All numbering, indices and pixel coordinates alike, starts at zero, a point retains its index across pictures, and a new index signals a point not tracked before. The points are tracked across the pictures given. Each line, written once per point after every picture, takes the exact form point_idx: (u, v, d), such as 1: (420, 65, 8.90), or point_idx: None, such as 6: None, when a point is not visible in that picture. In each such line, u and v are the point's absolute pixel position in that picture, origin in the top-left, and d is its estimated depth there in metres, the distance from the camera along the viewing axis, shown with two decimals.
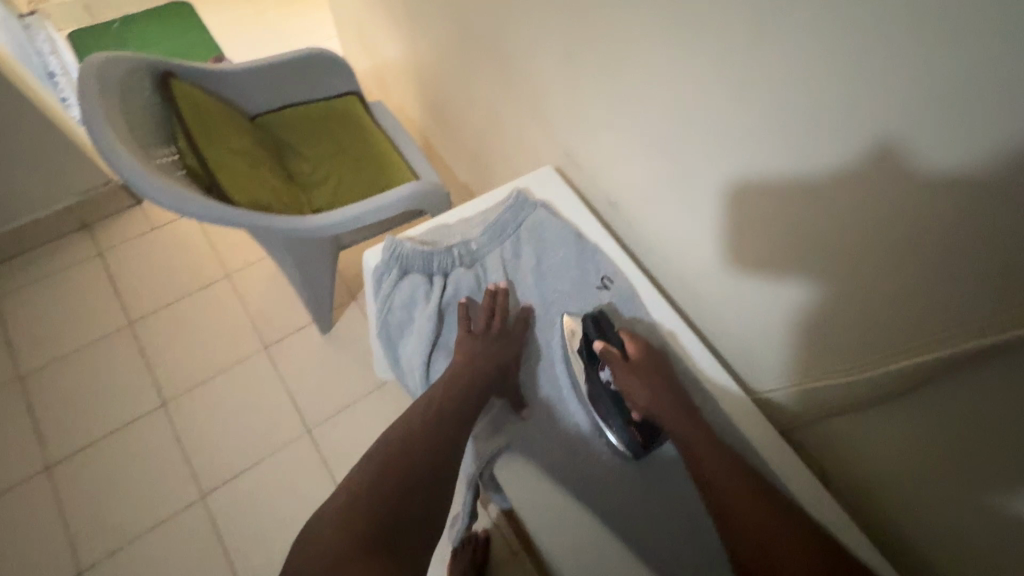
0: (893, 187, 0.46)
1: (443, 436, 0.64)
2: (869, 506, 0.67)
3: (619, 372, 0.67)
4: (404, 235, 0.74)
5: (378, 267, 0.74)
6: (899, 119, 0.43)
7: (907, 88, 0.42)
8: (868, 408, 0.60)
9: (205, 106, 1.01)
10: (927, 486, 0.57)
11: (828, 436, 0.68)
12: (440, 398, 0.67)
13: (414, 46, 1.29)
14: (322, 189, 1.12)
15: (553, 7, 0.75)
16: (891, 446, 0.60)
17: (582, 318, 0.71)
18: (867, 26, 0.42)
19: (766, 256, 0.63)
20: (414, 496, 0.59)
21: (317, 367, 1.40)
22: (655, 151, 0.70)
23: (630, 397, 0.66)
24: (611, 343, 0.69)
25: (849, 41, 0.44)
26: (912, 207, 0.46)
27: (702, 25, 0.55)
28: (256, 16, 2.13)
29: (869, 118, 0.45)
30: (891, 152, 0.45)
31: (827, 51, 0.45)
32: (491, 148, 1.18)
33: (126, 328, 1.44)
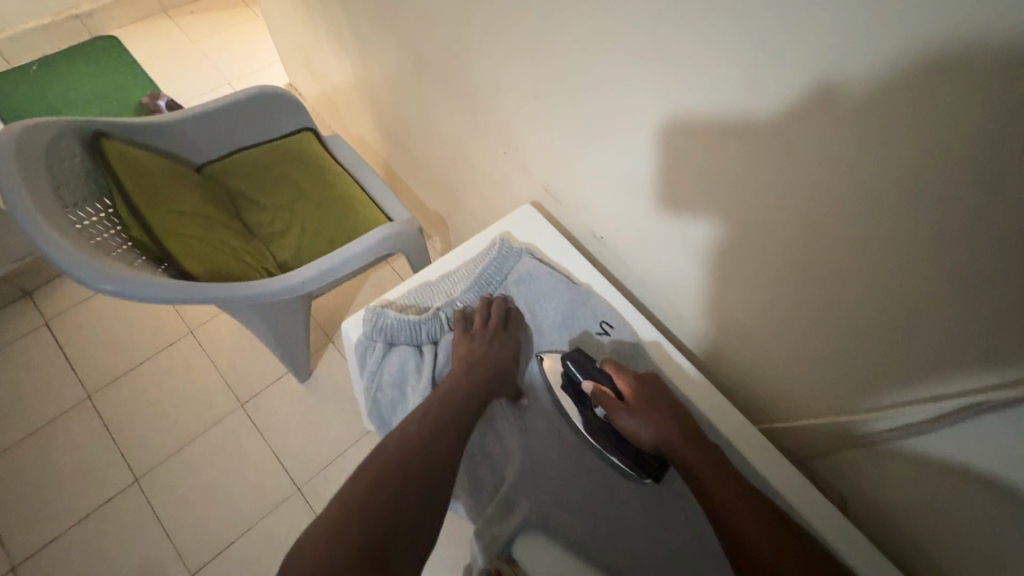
0: (899, 227, 0.45)
1: (444, 438, 0.60)
2: (880, 525, 0.67)
3: (617, 415, 0.64)
4: (384, 304, 0.70)
5: (362, 340, 0.71)
6: (905, 164, 0.42)
7: (912, 131, 0.40)
8: (890, 442, 0.59)
9: (147, 167, 0.93)
10: (953, 508, 0.57)
11: (842, 463, 0.67)
12: (438, 406, 0.63)
13: (365, 73, 1.23)
14: (285, 239, 1.05)
15: (514, 37, 0.71)
16: (910, 475, 0.59)
17: (564, 360, 0.67)
18: (868, 69, 0.40)
19: (765, 289, 0.62)
20: (416, 491, 0.54)
21: (299, 419, 1.33)
22: (640, 181, 0.68)
23: (634, 437, 0.64)
24: (601, 382, 0.65)
25: (849, 83, 0.42)
26: (922, 248, 0.44)
27: (686, 64, 0.52)
28: (190, 46, 2.01)
29: (873, 161, 0.44)
30: (893, 196, 0.44)
31: (824, 93, 0.44)
32: (458, 176, 1.13)
33: (85, 401, 1.33)
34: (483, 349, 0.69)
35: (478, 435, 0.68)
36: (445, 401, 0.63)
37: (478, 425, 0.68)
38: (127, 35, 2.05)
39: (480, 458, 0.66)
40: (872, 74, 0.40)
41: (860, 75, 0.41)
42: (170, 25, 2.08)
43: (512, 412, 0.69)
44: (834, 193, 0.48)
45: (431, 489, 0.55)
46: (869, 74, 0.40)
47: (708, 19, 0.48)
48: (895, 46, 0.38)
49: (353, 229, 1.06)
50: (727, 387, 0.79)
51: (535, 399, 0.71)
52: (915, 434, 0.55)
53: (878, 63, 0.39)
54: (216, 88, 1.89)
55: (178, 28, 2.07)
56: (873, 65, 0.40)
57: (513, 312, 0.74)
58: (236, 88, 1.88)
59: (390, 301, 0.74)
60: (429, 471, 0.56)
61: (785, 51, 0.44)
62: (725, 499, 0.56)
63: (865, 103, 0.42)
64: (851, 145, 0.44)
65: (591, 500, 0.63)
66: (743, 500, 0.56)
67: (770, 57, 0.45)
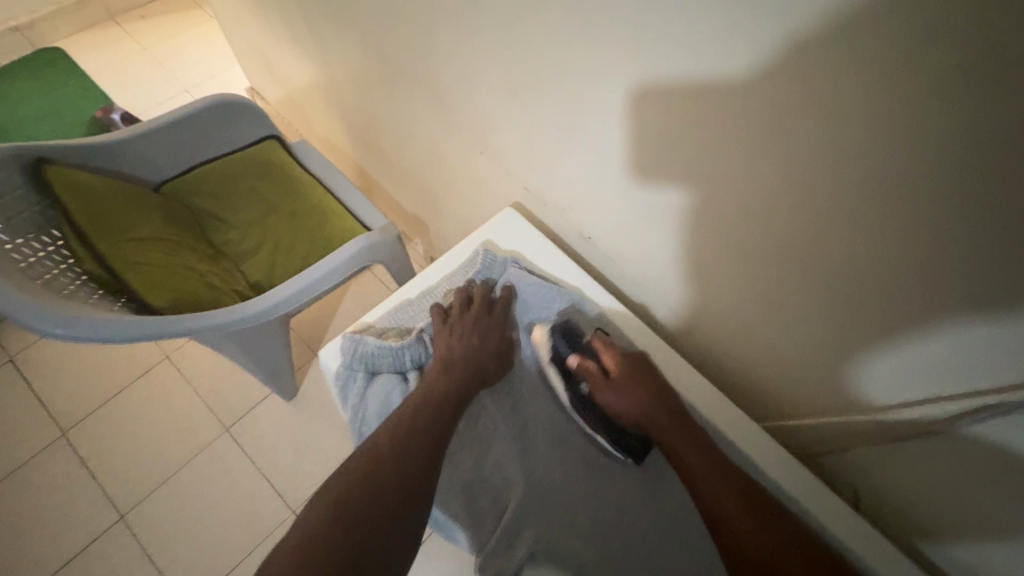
0: (912, 223, 0.42)
1: (417, 447, 0.56)
2: (893, 519, 0.65)
3: (600, 391, 0.62)
4: (363, 331, 0.66)
5: (340, 371, 0.67)
6: (919, 157, 0.38)
7: (926, 121, 0.36)
8: (901, 443, 0.57)
9: (97, 192, 0.86)
10: (965, 504, 0.55)
11: (850, 463, 0.65)
12: (412, 410, 0.59)
13: (328, 74, 1.16)
14: (256, 259, 0.99)
15: (481, 30, 0.66)
16: (920, 472, 0.58)
17: (551, 333, 0.66)
18: (874, 55, 0.36)
19: (765, 286, 0.59)
20: (390, 503, 0.51)
21: (289, 440, 1.28)
22: (626, 178, 0.64)
23: (615, 413, 0.62)
24: (586, 357, 0.64)
25: (853, 71, 0.38)
26: (938, 243, 0.41)
27: (672, 54, 0.48)
28: (143, 53, 1.91)
29: (881, 153, 0.40)
30: (901, 188, 0.40)
31: (826, 83, 0.40)
32: (433, 178, 1.08)
33: (59, 439, 1.26)
34: (462, 342, 0.65)
35: (473, 461, 0.63)
36: (419, 404, 0.59)
37: (467, 442, 0.64)
38: (74, 45, 1.94)
39: (479, 487, 0.62)
40: (878, 60, 0.36)
41: (865, 62, 0.37)
42: (119, 32, 1.97)
43: (508, 432, 0.65)
44: (841, 188, 0.44)
45: (406, 502, 0.52)
46: (875, 61, 0.36)
47: (694, 4, 0.43)
48: (905, 30, 0.34)
49: (328, 241, 1.00)
50: (730, 384, 0.76)
51: (532, 417, 0.66)
52: (933, 435, 0.53)
53: (886, 48, 0.35)
54: (174, 96, 1.80)
55: (128, 34, 1.96)
56: (880, 51, 0.36)
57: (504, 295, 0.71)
58: (195, 95, 1.79)
59: (368, 324, 0.71)
60: (405, 482, 0.53)
61: (781, 37, 0.40)
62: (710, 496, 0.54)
63: (872, 91, 0.38)
64: (857, 136, 0.41)
65: (599, 524, 0.60)
66: (726, 489, 0.54)
67: (765, 45, 0.41)
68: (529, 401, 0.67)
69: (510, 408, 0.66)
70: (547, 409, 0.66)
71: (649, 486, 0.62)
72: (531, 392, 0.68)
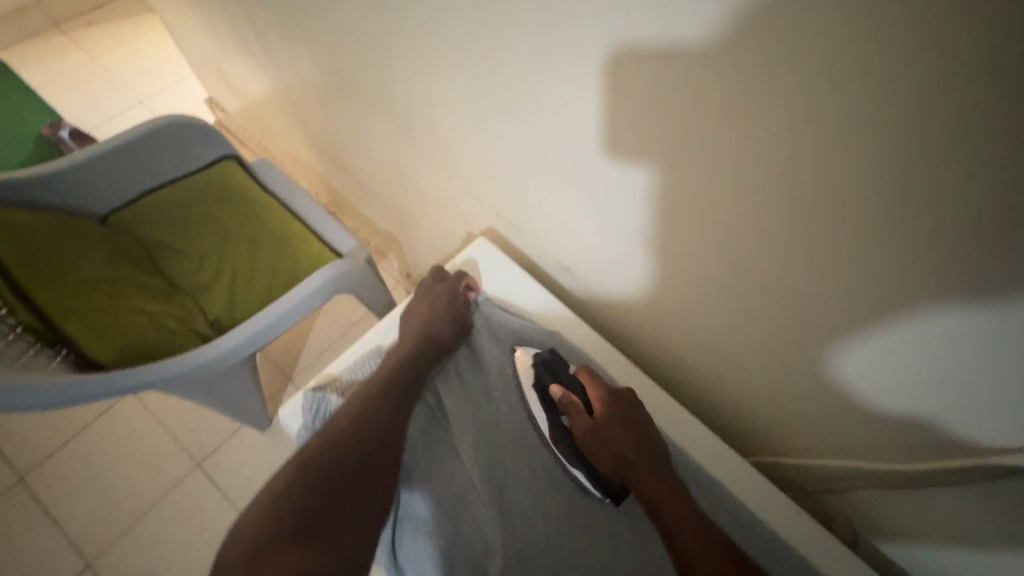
0: (927, 259, 0.38)
1: (369, 414, 0.61)
2: (888, 545, 0.66)
3: (582, 425, 0.62)
4: (324, 391, 0.66)
5: (301, 431, 0.65)
6: (930, 196, 0.35)
7: (940, 159, 0.33)
8: (907, 487, 0.57)
9: (32, 231, 0.81)
10: (963, 537, 0.56)
11: (842, 497, 0.66)
12: (364, 388, 0.64)
13: (284, 89, 1.10)
14: (214, 292, 0.93)
15: (443, 46, 0.61)
16: (916, 508, 0.58)
17: (534, 362, 0.67)
18: (879, 87, 0.32)
19: (756, 320, 0.57)
20: (336, 465, 0.55)
21: (264, 472, 1.22)
22: (609, 203, 0.60)
23: (598, 455, 0.61)
24: (571, 390, 0.64)
25: (855, 106, 0.34)
26: (951, 285, 0.38)
27: (648, 79, 0.44)
28: (92, 63, 1.80)
29: (889, 191, 0.36)
30: (914, 224, 0.37)
31: (823, 115, 0.36)
32: (403, 197, 1.03)
33: (17, 484, 1.18)
34: (417, 317, 0.75)
35: (453, 524, 0.59)
36: (371, 375, 0.67)
37: (448, 505, 0.60)
38: (15, 56, 1.82)
39: (458, 557, 0.58)
40: (885, 92, 0.32)
41: (869, 94, 0.33)
42: (66, 41, 1.86)
43: (487, 490, 0.61)
44: (843, 224, 0.41)
45: (353, 471, 0.55)
46: (880, 94, 0.32)
47: (673, 31, 0.39)
48: (918, 60, 0.30)
49: (294, 269, 0.94)
50: (723, 408, 0.74)
51: (516, 469, 0.63)
52: (944, 486, 0.53)
53: (893, 80, 0.31)
54: (127, 109, 1.69)
55: (75, 43, 1.85)
56: (886, 83, 0.32)
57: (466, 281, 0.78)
58: (150, 107, 1.70)
59: (331, 377, 0.70)
60: (353, 446, 0.57)
61: (772, 64, 0.36)
62: (677, 532, 0.53)
63: (876, 127, 0.34)
64: (858, 174, 0.37)
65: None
66: (674, 502, 0.55)
67: (754, 72, 0.37)
68: (510, 455, 0.64)
69: (488, 463, 0.63)
70: (531, 466, 0.63)
71: (645, 537, 0.59)
72: (516, 449, 0.64)
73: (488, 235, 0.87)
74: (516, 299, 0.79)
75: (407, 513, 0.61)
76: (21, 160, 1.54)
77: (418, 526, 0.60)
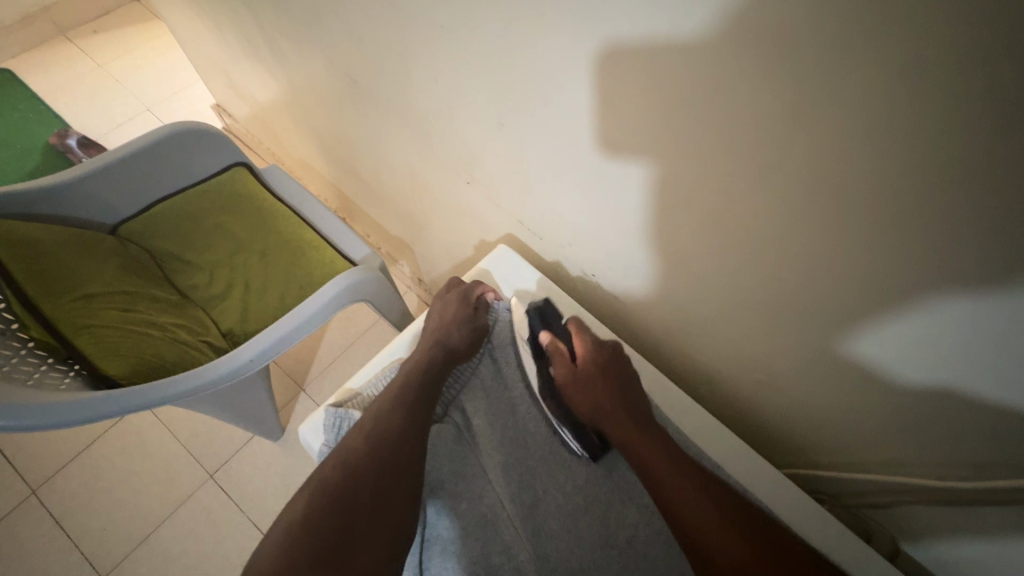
0: (982, 262, 0.36)
1: (395, 430, 0.58)
2: (926, 556, 0.64)
3: (562, 369, 0.65)
4: (346, 407, 0.64)
5: (323, 449, 0.63)
6: (987, 200, 0.33)
7: (998, 160, 0.31)
8: (951, 504, 0.55)
9: (44, 245, 0.80)
10: (1008, 551, 0.54)
11: (879, 508, 0.64)
12: (384, 401, 0.62)
13: (293, 95, 1.09)
14: (227, 303, 0.91)
15: (458, 51, 0.60)
16: (960, 521, 0.57)
17: (529, 308, 0.71)
18: (941, 85, 0.30)
19: (793, 325, 0.55)
20: (364, 486, 0.53)
21: (278, 483, 1.20)
22: (634, 207, 0.58)
23: (576, 400, 0.64)
24: (558, 338, 0.68)
25: (903, 107, 0.33)
26: (1018, 291, 0.36)
27: (677, 82, 0.42)
28: (98, 71, 1.79)
29: (944, 194, 0.35)
30: (967, 226, 0.35)
31: (880, 113, 0.34)
32: (414, 201, 1.01)
33: (30, 498, 1.17)
34: (434, 323, 0.73)
35: (481, 547, 0.58)
36: (390, 386, 0.64)
37: (476, 527, 0.59)
38: (22, 65, 1.81)
39: None
40: (944, 91, 0.31)
41: (923, 95, 0.31)
42: (72, 49, 1.85)
43: (516, 511, 0.59)
44: (894, 228, 0.39)
45: (381, 493, 0.53)
46: (937, 93, 0.31)
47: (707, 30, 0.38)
48: (992, 54, 0.28)
49: (307, 276, 0.92)
50: (752, 413, 0.72)
51: (547, 489, 0.61)
52: (1003, 505, 0.50)
53: (959, 79, 0.30)
54: (134, 116, 1.68)
55: (81, 51, 1.85)
56: (952, 81, 0.30)
57: (485, 289, 0.75)
58: (156, 114, 1.69)
59: (352, 392, 0.68)
60: (380, 465, 0.55)
61: (825, 61, 0.34)
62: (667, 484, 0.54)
63: (935, 126, 0.32)
64: (920, 175, 0.35)
65: None
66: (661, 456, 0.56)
67: (805, 69, 0.35)
68: (540, 473, 0.62)
69: (518, 483, 0.61)
70: (562, 483, 0.61)
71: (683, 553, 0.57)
72: (545, 465, 0.63)
73: (504, 240, 0.85)
74: (536, 306, 0.78)
75: (432, 534, 0.59)
76: (29, 169, 1.53)
77: (445, 547, 0.58)
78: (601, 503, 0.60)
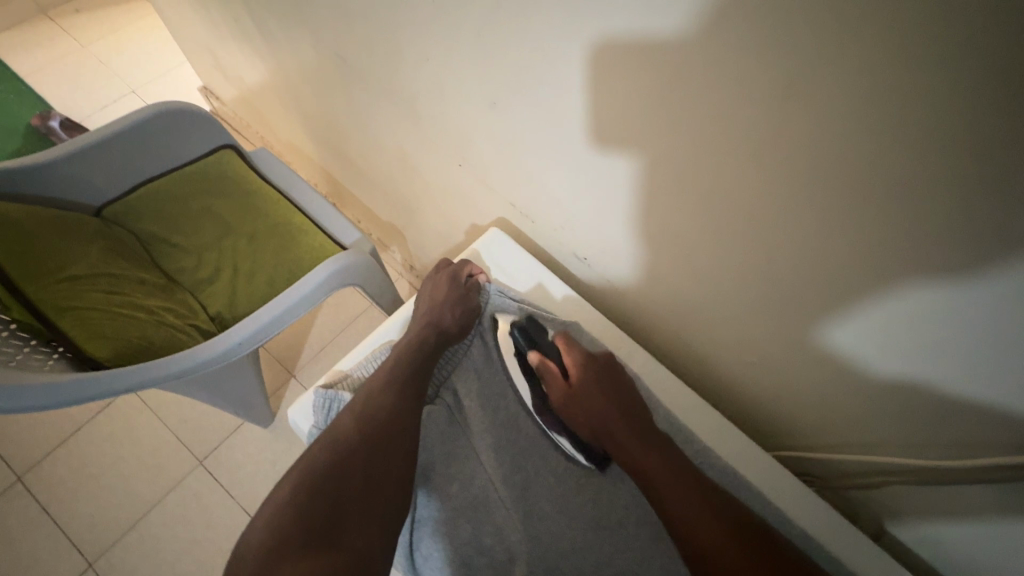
0: (965, 246, 0.36)
1: (386, 411, 0.58)
2: (907, 535, 0.65)
3: (558, 391, 0.63)
4: (336, 388, 0.63)
5: (313, 431, 0.62)
6: (968, 183, 0.33)
7: (979, 143, 0.31)
8: (931, 484, 0.56)
9: (26, 226, 0.78)
10: (987, 530, 0.56)
11: (863, 489, 0.65)
12: (375, 383, 0.61)
13: (281, 76, 1.07)
14: (215, 286, 0.90)
15: (448, 30, 0.59)
16: (939, 501, 0.58)
17: (511, 328, 0.68)
18: (925, 68, 0.30)
19: (781, 309, 0.55)
20: (355, 467, 0.53)
21: (268, 470, 1.20)
22: (625, 190, 0.58)
23: (575, 421, 0.62)
24: (546, 356, 0.65)
25: (888, 91, 0.33)
26: (996, 274, 0.36)
27: (666, 62, 0.42)
28: (82, 51, 1.74)
29: (928, 177, 0.35)
30: (951, 210, 0.35)
31: (865, 96, 0.34)
32: (405, 185, 1.00)
33: (16, 484, 1.16)
34: (425, 305, 0.72)
35: (472, 527, 0.58)
36: (381, 368, 0.64)
37: (468, 508, 0.59)
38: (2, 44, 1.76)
39: (477, 559, 0.57)
40: (928, 74, 0.30)
41: (907, 77, 0.31)
42: (54, 29, 1.80)
43: (507, 491, 0.60)
44: (879, 211, 0.39)
45: (372, 474, 0.53)
46: (921, 76, 0.31)
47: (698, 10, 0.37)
48: (986, 31, 0.27)
49: (296, 260, 0.91)
50: (740, 397, 0.73)
51: (539, 469, 0.61)
52: (980, 484, 0.52)
53: (943, 61, 0.29)
54: (119, 98, 1.65)
55: (63, 30, 1.80)
56: (936, 63, 0.30)
57: (475, 270, 0.75)
58: (142, 96, 1.65)
59: (343, 373, 0.67)
60: (371, 445, 0.55)
61: (814, 42, 0.34)
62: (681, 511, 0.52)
63: (919, 109, 0.32)
64: (911, 157, 0.35)
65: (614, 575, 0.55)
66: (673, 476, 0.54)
67: (801, 46, 0.34)
68: (531, 455, 0.62)
69: (509, 464, 0.61)
70: (553, 464, 0.62)
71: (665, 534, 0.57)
72: (537, 446, 0.63)
73: (496, 224, 0.85)
74: (526, 290, 0.78)
75: (422, 515, 0.59)
76: (11, 151, 1.50)
77: (436, 529, 0.58)
78: (592, 485, 0.60)
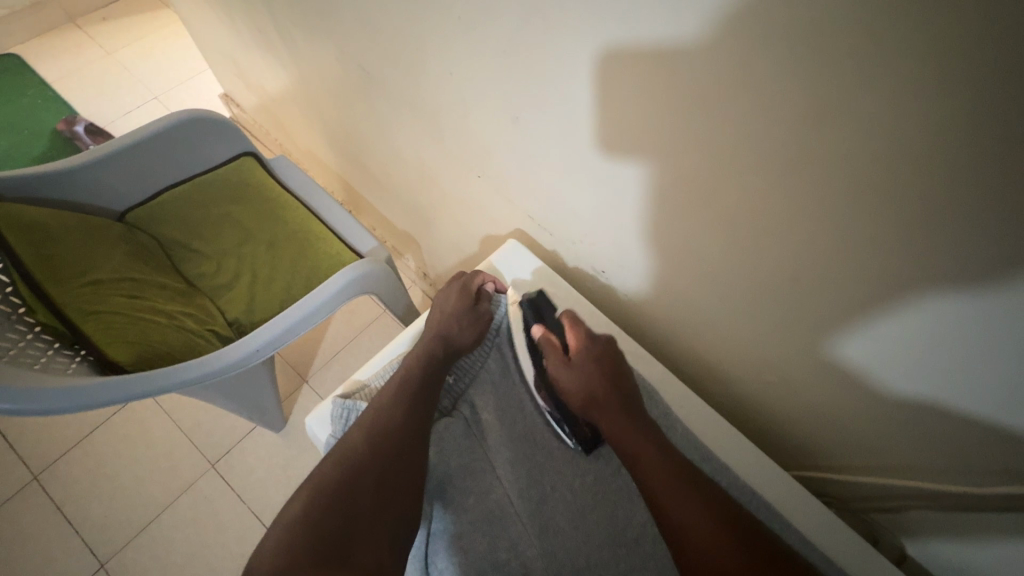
0: (985, 271, 0.36)
1: (400, 423, 0.58)
2: (926, 558, 0.64)
3: (555, 362, 0.64)
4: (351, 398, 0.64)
5: (330, 440, 0.63)
6: (985, 209, 0.33)
7: (997, 169, 0.31)
8: (946, 508, 0.56)
9: (51, 229, 0.80)
10: (1006, 556, 0.55)
11: (881, 511, 0.65)
12: (388, 394, 0.62)
13: (301, 85, 1.09)
14: (233, 293, 0.91)
15: (468, 44, 0.60)
16: (956, 524, 0.57)
17: (522, 301, 0.71)
18: (943, 95, 0.30)
19: (801, 328, 0.55)
20: (368, 479, 0.53)
21: (279, 474, 1.20)
22: (643, 206, 0.58)
23: (567, 392, 0.63)
24: (551, 331, 0.67)
25: (906, 117, 0.33)
26: (1014, 300, 0.36)
27: (684, 82, 0.42)
28: (107, 58, 1.79)
29: (947, 203, 0.35)
30: (971, 234, 0.35)
31: (882, 122, 0.34)
32: (421, 193, 1.01)
33: (32, 483, 1.17)
34: (439, 316, 0.73)
35: (485, 542, 0.58)
36: (395, 378, 0.64)
37: (482, 525, 0.58)
38: (33, 50, 1.81)
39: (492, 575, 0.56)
40: (945, 103, 0.31)
41: (926, 103, 0.31)
42: (81, 36, 1.85)
43: (523, 507, 0.59)
44: (899, 236, 0.39)
45: (384, 487, 0.53)
46: (937, 104, 0.31)
47: (717, 32, 0.37)
48: (1003, 61, 0.27)
49: (312, 267, 0.92)
50: (756, 413, 0.72)
51: (554, 486, 0.61)
52: (998, 510, 0.51)
53: (958, 88, 0.30)
54: (142, 104, 1.68)
55: (90, 38, 1.85)
56: (952, 90, 0.30)
57: (485, 279, 0.76)
58: (165, 102, 1.68)
59: (360, 384, 0.68)
60: (384, 458, 0.55)
61: (831, 68, 0.34)
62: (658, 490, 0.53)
63: (937, 136, 0.32)
64: (933, 180, 0.34)
65: None
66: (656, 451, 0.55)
67: (827, 66, 0.34)
68: (546, 469, 0.62)
69: (523, 478, 0.61)
70: (568, 479, 0.61)
71: None
72: (548, 461, 0.63)
73: (511, 234, 0.85)
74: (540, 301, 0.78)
75: (435, 529, 0.59)
76: (36, 155, 1.53)
77: (450, 543, 0.58)
78: (608, 500, 0.60)
